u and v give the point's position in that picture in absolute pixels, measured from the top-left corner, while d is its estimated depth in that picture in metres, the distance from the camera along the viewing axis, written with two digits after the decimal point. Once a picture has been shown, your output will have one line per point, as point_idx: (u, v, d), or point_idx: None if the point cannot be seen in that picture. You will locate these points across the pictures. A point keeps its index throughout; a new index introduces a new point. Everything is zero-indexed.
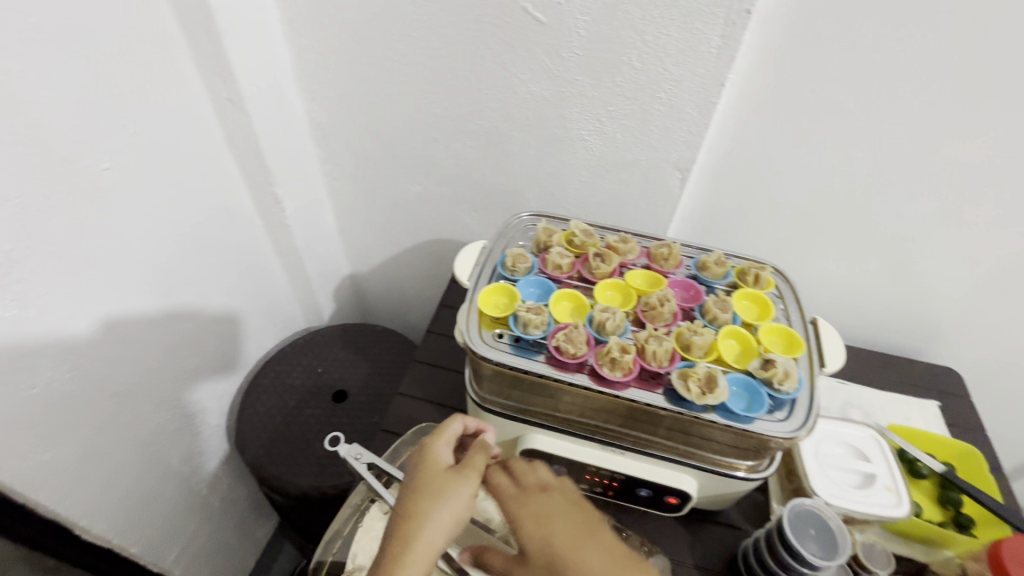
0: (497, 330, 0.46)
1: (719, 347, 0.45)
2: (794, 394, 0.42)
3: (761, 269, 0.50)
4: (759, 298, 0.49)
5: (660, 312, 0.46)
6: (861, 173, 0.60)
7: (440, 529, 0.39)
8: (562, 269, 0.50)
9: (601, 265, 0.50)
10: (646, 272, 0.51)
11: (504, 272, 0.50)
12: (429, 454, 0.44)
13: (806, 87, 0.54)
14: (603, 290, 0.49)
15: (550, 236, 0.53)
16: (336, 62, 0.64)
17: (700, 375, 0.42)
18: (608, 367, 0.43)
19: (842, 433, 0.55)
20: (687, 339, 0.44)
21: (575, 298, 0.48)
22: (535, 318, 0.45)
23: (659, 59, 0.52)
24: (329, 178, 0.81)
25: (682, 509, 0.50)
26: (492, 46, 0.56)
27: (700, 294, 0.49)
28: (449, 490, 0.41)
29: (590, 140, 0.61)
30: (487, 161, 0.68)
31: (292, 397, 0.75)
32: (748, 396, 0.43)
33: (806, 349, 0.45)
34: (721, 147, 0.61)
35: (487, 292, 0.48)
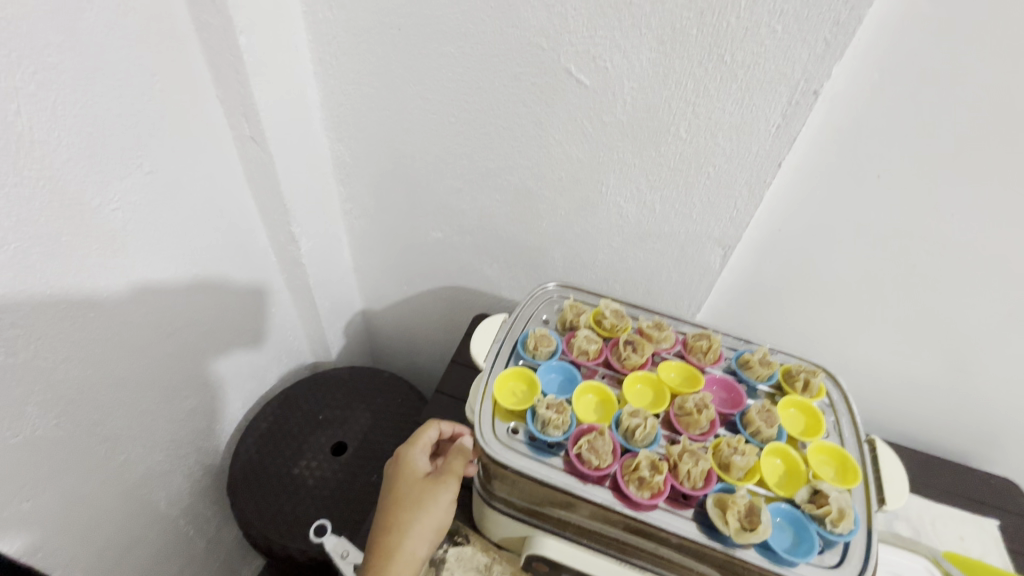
0: (512, 424, 0.42)
1: (761, 468, 0.39)
2: (849, 537, 0.36)
3: (812, 373, 0.45)
4: (807, 408, 0.44)
5: (697, 419, 0.41)
6: (923, 266, 0.54)
7: (421, 533, 0.47)
8: (589, 355, 0.46)
9: (631, 355, 0.45)
10: (682, 365, 0.46)
11: (524, 354, 0.46)
12: (406, 464, 0.51)
13: (872, 172, 0.49)
14: (633, 384, 0.44)
15: (577, 315, 0.48)
16: (366, 106, 0.62)
17: (740, 506, 0.36)
18: (634, 485, 0.38)
19: (890, 563, 0.49)
20: (726, 458, 0.39)
21: (601, 392, 0.44)
22: (556, 417, 0.40)
23: (710, 133, 0.48)
24: (348, 216, 0.78)
25: None
26: (529, 105, 0.53)
27: (741, 398, 0.44)
28: (425, 496, 0.48)
29: (626, 208, 0.57)
30: (514, 217, 0.64)
31: (290, 445, 0.71)
32: (794, 533, 0.37)
33: (863, 478, 0.39)
34: (770, 225, 0.56)
35: (504, 378, 0.44)
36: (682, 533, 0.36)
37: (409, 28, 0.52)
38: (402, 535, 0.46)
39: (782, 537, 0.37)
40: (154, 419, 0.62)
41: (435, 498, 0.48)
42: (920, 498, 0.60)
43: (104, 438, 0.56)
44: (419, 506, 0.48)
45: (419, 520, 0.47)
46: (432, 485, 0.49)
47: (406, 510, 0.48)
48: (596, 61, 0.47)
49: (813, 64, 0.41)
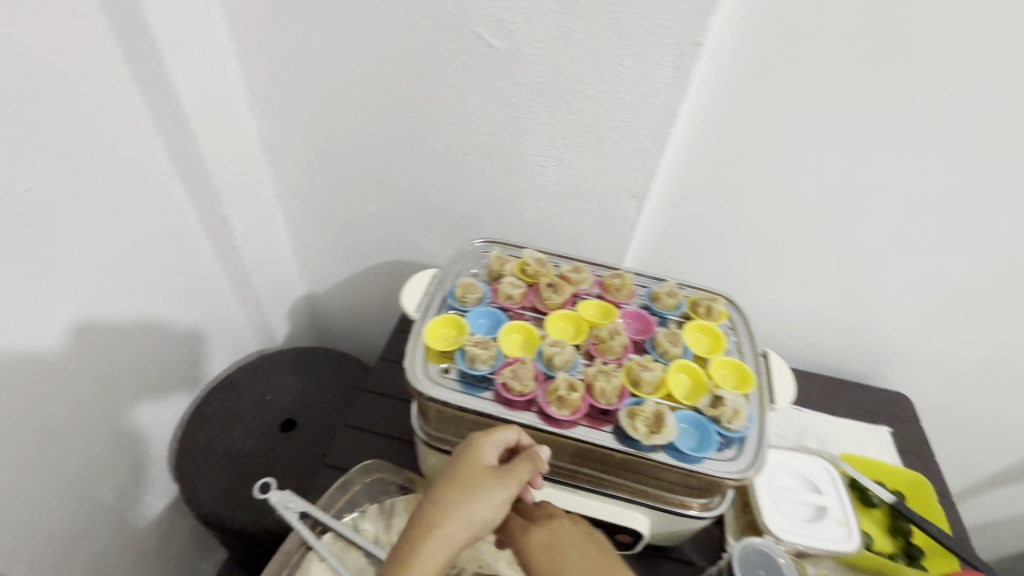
0: (444, 364, 0.44)
1: (669, 382, 0.44)
2: (743, 432, 0.41)
3: (713, 300, 0.50)
4: (710, 330, 0.48)
5: (610, 345, 0.45)
6: (812, 203, 0.61)
7: (464, 524, 0.38)
8: (513, 299, 0.49)
9: (552, 296, 0.49)
10: (599, 302, 0.50)
11: (453, 303, 0.49)
12: (471, 448, 0.40)
13: (758, 118, 0.55)
14: (554, 322, 0.48)
15: (502, 265, 0.51)
16: (290, 81, 0.63)
17: (648, 414, 0.40)
18: (555, 406, 0.42)
19: (793, 465, 0.55)
20: (636, 375, 0.43)
21: (525, 330, 0.47)
22: (483, 352, 0.43)
23: (613, 89, 0.52)
24: (282, 197, 0.78)
25: (635, 548, 0.49)
26: (446, 71, 0.55)
27: (652, 327, 0.48)
28: (480, 496, 0.39)
29: (547, 167, 0.60)
30: (444, 185, 0.67)
31: (238, 426, 0.71)
32: (698, 435, 0.42)
33: (757, 384, 0.45)
34: (677, 175, 0.61)
35: (434, 324, 0.47)
36: (600, 442, 0.41)
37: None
38: (438, 537, 0.36)
39: (688, 439, 0.42)
40: (91, 407, 0.60)
41: (490, 494, 0.39)
42: (825, 414, 0.68)
43: (39, 428, 0.54)
44: (470, 495, 0.38)
45: (463, 518, 0.38)
46: (489, 484, 0.39)
47: (452, 508, 0.38)
48: (503, 24, 0.50)
49: (694, 17, 0.45)
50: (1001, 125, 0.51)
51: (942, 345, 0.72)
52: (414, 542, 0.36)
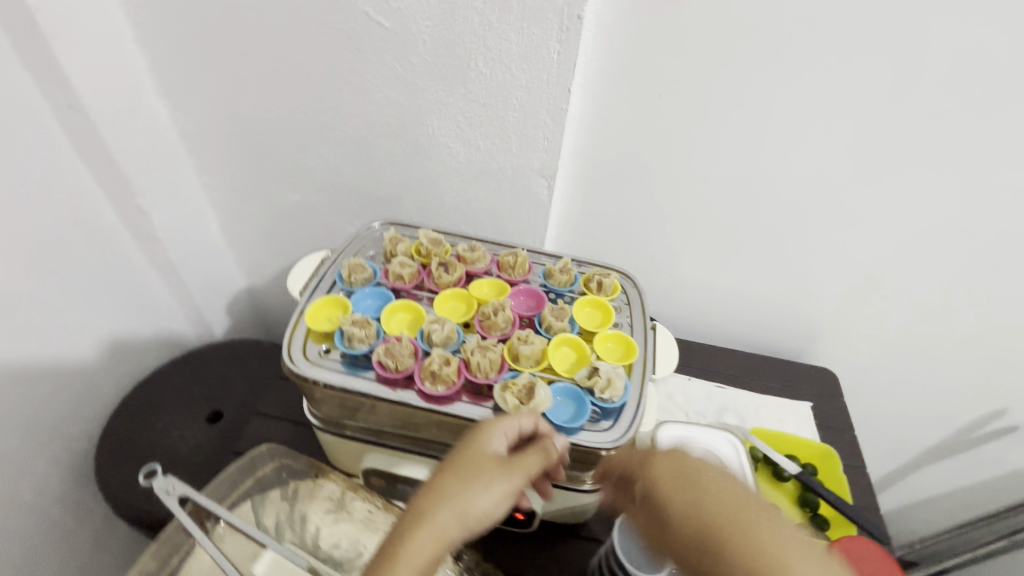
0: (325, 345, 0.44)
1: (549, 355, 0.44)
2: (619, 402, 0.41)
3: (605, 275, 0.50)
4: (601, 304, 0.48)
5: (494, 321, 0.45)
6: (721, 179, 0.61)
7: (462, 517, 0.34)
8: (404, 279, 0.49)
9: (442, 274, 0.49)
10: (493, 281, 0.50)
11: (342, 285, 0.48)
12: (477, 435, 0.37)
13: (657, 93, 0.54)
14: (444, 301, 0.48)
15: (396, 245, 0.51)
16: (194, 68, 0.62)
17: (520, 386, 0.40)
18: (430, 382, 0.41)
19: (699, 439, 0.55)
20: (516, 349, 0.43)
21: (412, 309, 0.47)
22: (359, 331, 0.43)
23: (505, 66, 0.51)
24: (207, 188, 0.77)
25: (531, 526, 0.49)
26: (342, 52, 0.55)
27: (543, 302, 0.48)
28: (484, 487, 0.36)
29: (455, 148, 0.60)
30: (359, 170, 0.66)
31: (164, 420, 0.70)
32: (574, 407, 0.41)
33: (641, 355, 0.44)
34: (586, 153, 0.61)
35: (319, 305, 0.46)
36: (474, 416, 0.40)
37: None
38: (432, 528, 0.33)
39: (563, 411, 0.41)
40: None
41: (493, 481, 0.36)
42: (749, 391, 0.68)
43: None
44: (469, 483, 0.35)
45: (459, 511, 0.34)
46: (493, 475, 0.36)
47: (452, 499, 0.35)
48: (388, 2, 0.49)
49: None
50: (894, 93, 0.51)
51: (867, 319, 0.73)
52: (405, 535, 0.33)
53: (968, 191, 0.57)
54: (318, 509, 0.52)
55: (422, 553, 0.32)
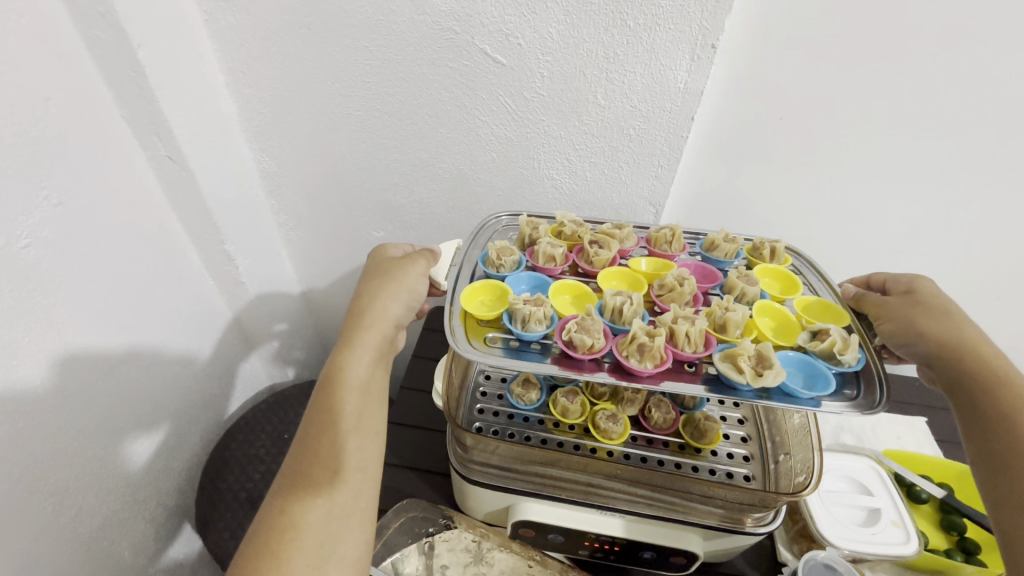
0: (493, 333, 0.40)
1: (757, 324, 0.41)
2: (857, 366, 0.36)
3: (775, 244, 0.48)
4: (781, 273, 0.46)
5: (681, 293, 0.43)
6: (831, 196, 0.60)
7: (392, 295, 0.44)
8: (557, 260, 0.47)
9: (600, 252, 0.47)
10: (650, 258, 0.48)
11: (486, 269, 0.46)
12: (376, 253, 0.49)
13: (777, 116, 0.53)
14: (608, 279, 0.46)
15: (535, 229, 0.50)
16: (287, 111, 0.61)
17: (749, 355, 0.37)
18: (636, 358, 0.38)
19: (842, 467, 0.54)
20: (721, 318, 0.41)
21: (576, 290, 0.45)
22: (537, 311, 0.40)
23: (625, 97, 0.50)
24: (284, 227, 0.76)
25: (688, 569, 0.47)
26: (450, 89, 0.54)
27: (718, 275, 0.47)
28: (384, 297, 0.44)
29: (560, 179, 0.59)
30: (452, 205, 0.66)
31: (259, 470, 0.69)
32: (806, 376, 0.37)
33: (853, 318, 0.41)
34: (693, 178, 0.60)
35: (470, 292, 0.43)
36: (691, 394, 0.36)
37: (319, 25, 0.53)
38: (361, 340, 0.41)
39: (795, 382, 0.37)
40: (105, 464, 0.57)
41: (401, 270, 0.46)
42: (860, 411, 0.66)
43: (49, 494, 0.51)
44: (382, 278, 0.45)
45: (372, 299, 0.44)
46: (398, 283, 0.45)
47: (367, 309, 0.43)
48: (509, 39, 0.49)
49: (708, 19, 0.44)
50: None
51: None
52: (343, 358, 0.41)
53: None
54: (455, 565, 0.49)
55: (366, 363, 0.41)
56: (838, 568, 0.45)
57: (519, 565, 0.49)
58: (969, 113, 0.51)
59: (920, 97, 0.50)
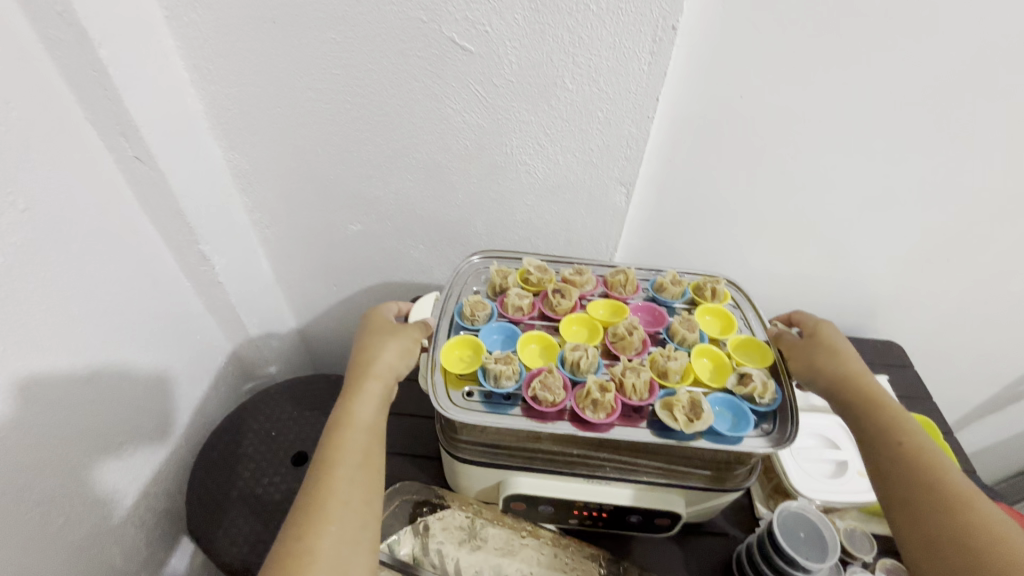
0: (466, 388, 0.42)
1: (694, 368, 0.44)
2: (773, 405, 0.42)
3: (716, 282, 0.51)
4: (720, 311, 0.49)
5: (630, 341, 0.45)
6: (791, 172, 0.62)
7: (393, 348, 0.48)
8: (524, 310, 0.48)
9: (562, 301, 0.48)
10: (607, 301, 0.50)
11: (463, 324, 0.47)
12: (375, 313, 0.54)
13: (736, 94, 0.55)
14: (569, 326, 0.47)
15: (505, 278, 0.50)
16: (256, 108, 0.61)
17: (684, 402, 0.40)
18: (590, 409, 0.41)
19: (812, 424, 0.57)
20: (663, 366, 0.43)
21: (543, 340, 0.46)
22: (507, 368, 0.42)
23: (593, 80, 0.52)
24: (259, 226, 0.76)
25: (673, 529, 0.49)
26: (420, 78, 0.55)
27: (664, 316, 0.48)
28: (385, 349, 0.48)
29: (534, 164, 0.60)
30: (428, 195, 0.67)
31: (247, 467, 0.69)
32: (733, 415, 0.41)
33: (776, 358, 0.45)
34: (662, 157, 0.61)
35: (448, 348, 0.45)
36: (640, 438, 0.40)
37: (285, 19, 0.52)
38: (367, 389, 0.45)
39: (724, 421, 0.41)
40: (91, 472, 0.57)
41: (401, 328, 0.50)
42: None
43: (35, 504, 0.50)
44: (384, 333, 0.49)
45: (377, 352, 0.48)
46: (398, 338, 0.49)
47: (369, 360, 0.47)
48: (475, 27, 0.50)
49: (667, 2, 0.45)
50: (965, 78, 0.53)
51: (924, 290, 0.75)
52: (349, 404, 0.45)
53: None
54: (451, 541, 0.51)
55: (369, 408, 0.45)
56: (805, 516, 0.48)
57: (513, 536, 0.51)
58: (914, 86, 0.54)
59: (868, 73, 0.53)
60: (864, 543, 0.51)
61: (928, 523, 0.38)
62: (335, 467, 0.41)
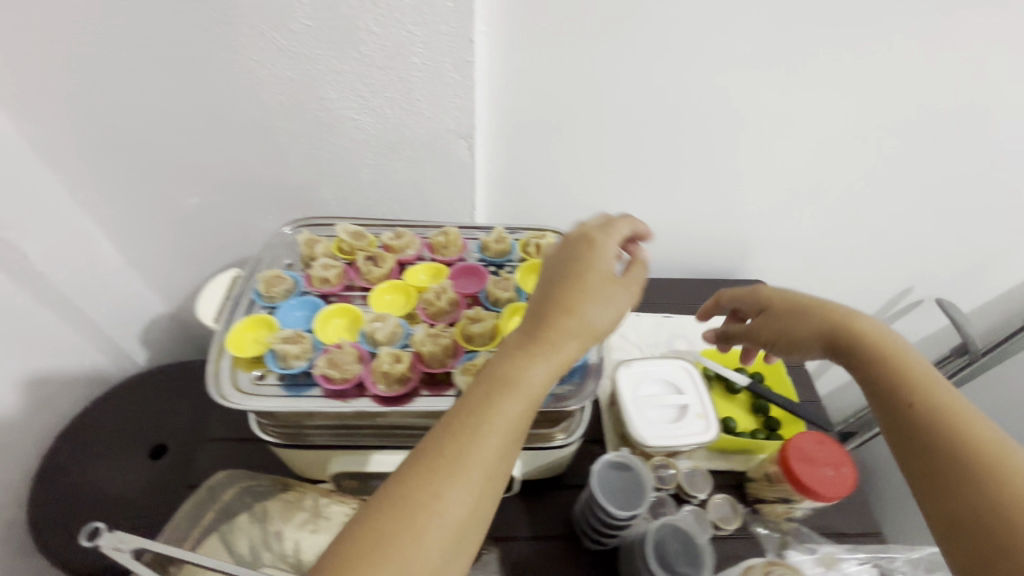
0: (256, 371, 0.39)
1: (504, 327, 0.42)
2: None
3: (541, 237, 0.48)
4: (543, 267, 0.47)
5: (439, 307, 0.42)
6: (641, 115, 0.60)
7: (598, 315, 0.36)
8: (330, 282, 0.44)
9: (372, 269, 0.44)
10: (427, 264, 0.46)
11: (261, 302, 0.43)
12: (594, 253, 0.37)
13: (565, 32, 0.52)
14: (380, 294, 0.44)
15: (313, 248, 0.45)
16: (33, 69, 0.53)
17: (480, 366, 0.39)
18: (383, 383, 0.38)
19: (660, 371, 0.57)
20: (467, 328, 0.41)
21: (349, 312, 0.43)
22: (294, 348, 0.39)
23: (397, 21, 0.47)
24: (85, 205, 0.68)
25: (511, 487, 0.49)
26: (208, 26, 0.48)
27: (484, 276, 0.46)
28: (597, 308, 0.36)
29: (362, 120, 0.56)
30: (259, 160, 0.61)
31: (100, 467, 0.65)
32: None
33: None
34: (503, 105, 0.57)
35: (240, 328, 0.41)
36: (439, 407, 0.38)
37: None
38: (546, 357, 0.34)
39: None
40: None
41: (615, 291, 0.37)
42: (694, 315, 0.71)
43: None
44: (597, 294, 0.36)
45: (583, 319, 0.36)
46: (595, 294, 0.36)
47: (574, 316, 0.35)
48: None
49: None
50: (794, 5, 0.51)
51: (793, 231, 0.76)
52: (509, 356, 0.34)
53: (877, 94, 0.59)
54: (291, 524, 0.49)
55: (542, 371, 0.34)
56: (628, 464, 0.48)
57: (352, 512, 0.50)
58: (745, 16, 0.52)
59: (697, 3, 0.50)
60: (702, 482, 0.52)
61: (936, 475, 0.34)
62: (479, 438, 0.31)
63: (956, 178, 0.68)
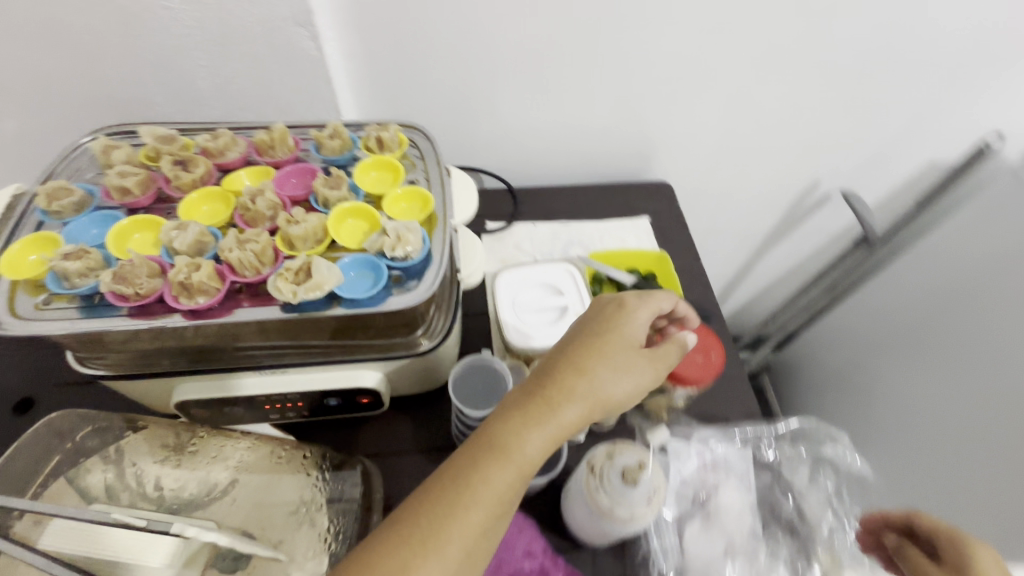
0: (41, 294, 0.34)
1: (333, 230, 0.38)
2: (413, 256, 0.37)
3: (383, 130, 0.43)
4: (385, 163, 0.42)
5: (255, 211, 0.38)
6: None
7: (612, 392, 0.36)
8: (131, 192, 0.39)
9: (180, 175, 0.39)
10: (251, 169, 0.41)
11: (47, 218, 0.37)
12: (625, 320, 0.39)
13: None
14: (194, 204, 0.39)
15: (111, 156, 0.40)
16: None
17: (296, 271, 0.35)
18: (186, 296, 0.34)
19: (541, 275, 0.55)
20: (287, 233, 0.37)
21: (154, 224, 0.38)
22: (76, 264, 0.34)
23: None
24: None
25: (383, 404, 0.46)
26: None
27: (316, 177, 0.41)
28: (613, 384, 0.36)
29: (172, 6, 0.46)
30: (62, 65, 0.51)
31: None
32: (372, 275, 0.37)
33: (434, 205, 0.40)
34: None
35: (19, 249, 0.35)
36: (257, 317, 0.35)
37: None
38: (543, 425, 0.33)
39: (363, 284, 0.37)
40: None
41: (634, 365, 0.37)
42: (592, 222, 0.69)
43: None
44: (614, 365, 0.36)
45: (594, 393, 0.35)
46: (615, 365, 0.37)
47: (591, 392, 0.35)
48: None
49: None
50: None
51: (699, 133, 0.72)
52: (506, 415, 0.34)
53: None
54: (150, 459, 0.46)
55: (542, 440, 0.33)
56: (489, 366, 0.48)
57: (222, 442, 0.47)
58: None
59: None
60: None
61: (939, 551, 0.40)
62: (465, 508, 0.31)
63: (866, 61, 0.64)
